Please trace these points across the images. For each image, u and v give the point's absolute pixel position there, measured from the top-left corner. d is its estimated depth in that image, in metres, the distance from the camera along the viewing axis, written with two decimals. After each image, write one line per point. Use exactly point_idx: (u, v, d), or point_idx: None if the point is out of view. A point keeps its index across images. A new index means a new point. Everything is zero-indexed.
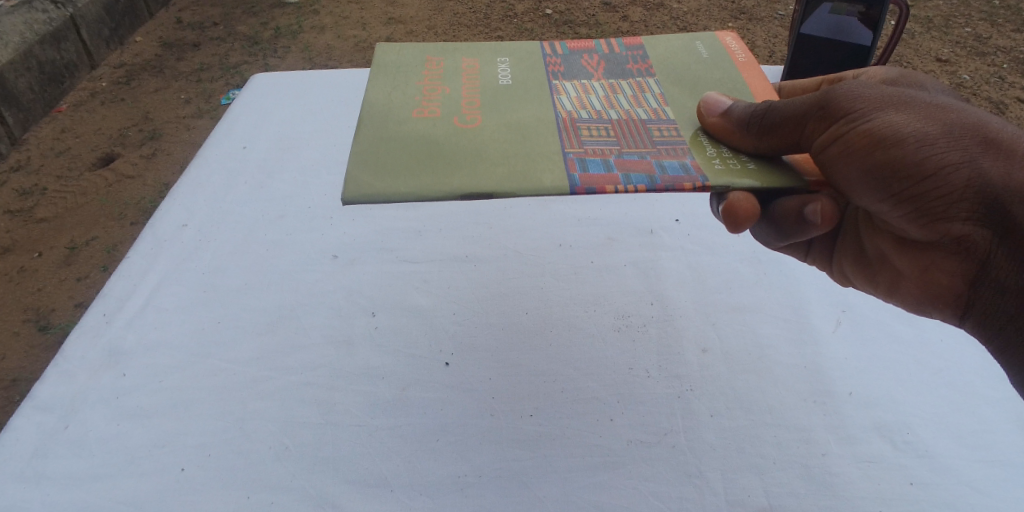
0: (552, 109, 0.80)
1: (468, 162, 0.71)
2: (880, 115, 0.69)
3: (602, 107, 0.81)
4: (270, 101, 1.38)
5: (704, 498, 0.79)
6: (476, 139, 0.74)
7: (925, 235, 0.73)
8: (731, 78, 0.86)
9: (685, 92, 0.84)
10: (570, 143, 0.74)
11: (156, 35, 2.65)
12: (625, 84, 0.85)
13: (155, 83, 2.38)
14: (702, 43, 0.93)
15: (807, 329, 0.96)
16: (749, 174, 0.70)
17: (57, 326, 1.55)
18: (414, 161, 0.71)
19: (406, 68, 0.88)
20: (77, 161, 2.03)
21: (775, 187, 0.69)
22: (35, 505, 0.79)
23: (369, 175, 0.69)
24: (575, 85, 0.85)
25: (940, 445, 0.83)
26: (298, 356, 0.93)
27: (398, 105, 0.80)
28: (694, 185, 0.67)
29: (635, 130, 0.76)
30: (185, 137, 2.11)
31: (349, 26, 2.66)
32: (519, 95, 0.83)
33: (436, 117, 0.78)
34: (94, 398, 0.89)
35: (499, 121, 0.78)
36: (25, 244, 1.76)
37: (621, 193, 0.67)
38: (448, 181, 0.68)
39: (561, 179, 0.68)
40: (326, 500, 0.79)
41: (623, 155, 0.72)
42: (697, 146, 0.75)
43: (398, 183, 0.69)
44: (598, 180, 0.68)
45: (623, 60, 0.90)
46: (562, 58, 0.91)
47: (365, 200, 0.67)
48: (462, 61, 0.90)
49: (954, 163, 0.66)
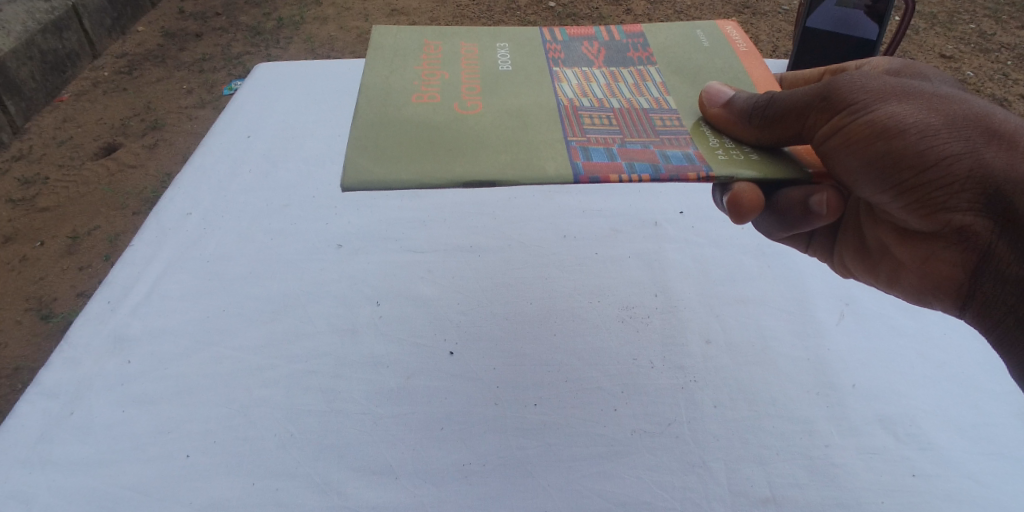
0: (553, 97, 0.80)
1: (469, 150, 0.71)
2: (882, 106, 0.69)
3: (603, 95, 0.81)
4: (274, 90, 1.38)
5: (707, 488, 0.79)
6: (478, 126, 0.74)
7: (927, 225, 0.73)
8: (732, 68, 0.86)
9: (685, 82, 0.84)
10: (572, 131, 0.74)
11: (158, 24, 2.65)
12: (626, 73, 0.85)
13: (156, 73, 2.38)
14: (703, 32, 0.92)
15: (810, 322, 0.96)
16: (752, 165, 0.70)
17: (59, 315, 1.56)
18: (416, 148, 0.71)
19: (405, 52, 0.88)
20: (80, 151, 2.03)
21: (777, 177, 0.69)
22: (40, 490, 0.79)
23: (370, 161, 0.69)
24: (575, 72, 0.85)
25: (942, 437, 0.84)
26: (303, 344, 0.93)
27: (397, 90, 0.80)
28: (698, 175, 0.67)
29: (637, 119, 0.76)
30: (187, 128, 2.11)
31: (352, 17, 2.66)
32: (520, 81, 0.83)
33: (436, 103, 0.78)
34: (99, 385, 0.89)
35: (499, 108, 0.77)
36: (27, 232, 1.76)
37: (626, 182, 0.67)
38: (450, 169, 0.68)
39: (564, 167, 0.68)
40: (331, 487, 0.79)
41: (626, 144, 0.72)
42: (698, 136, 0.75)
43: (399, 170, 0.68)
44: (602, 169, 0.68)
45: (624, 47, 0.90)
46: (562, 45, 0.90)
47: (365, 186, 0.67)
48: (460, 46, 0.90)
49: (955, 153, 0.66)
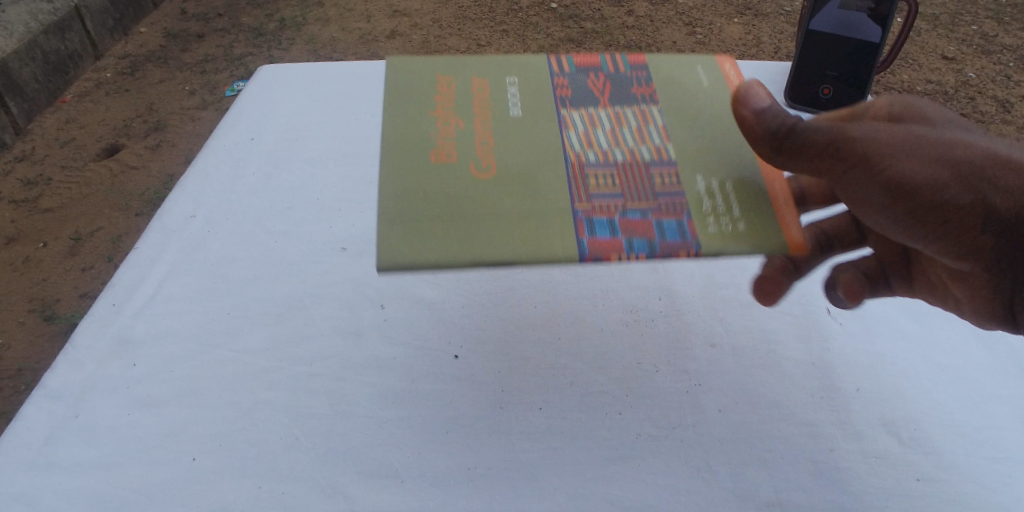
0: (560, 151, 0.84)
1: (484, 222, 0.76)
2: (893, 159, 0.74)
3: (607, 141, 0.85)
4: (274, 94, 1.38)
5: (713, 492, 0.79)
6: (494, 193, 0.79)
7: (933, 248, 0.80)
8: (726, 108, 0.91)
9: (685, 124, 0.88)
10: (579, 196, 0.78)
11: (160, 26, 3.02)
12: (628, 115, 0.89)
13: (158, 74, 2.70)
14: (701, 69, 0.97)
15: (813, 325, 0.97)
16: (742, 237, 0.74)
17: (62, 316, 1.73)
18: (438, 219, 0.76)
19: (421, 95, 0.93)
20: (82, 151, 2.30)
21: (769, 250, 0.73)
22: (46, 493, 0.79)
23: (398, 239, 0.73)
24: (582, 115, 0.89)
25: (946, 441, 0.84)
26: (307, 347, 0.93)
27: (417, 144, 0.85)
28: (688, 252, 0.72)
29: (638, 178, 0.80)
30: (189, 130, 2.37)
31: (357, 21, 2.99)
32: (532, 127, 0.87)
33: (453, 165, 0.82)
34: (104, 387, 0.89)
35: (512, 168, 0.82)
36: (31, 234, 1.98)
37: (626, 260, 0.71)
38: (468, 245, 0.73)
39: (570, 245, 0.73)
40: (336, 491, 0.79)
41: (627, 212, 0.76)
42: (692, 195, 0.78)
43: (425, 246, 0.73)
44: (604, 247, 0.72)
45: (627, 82, 0.94)
46: (569, 78, 0.95)
47: (396, 266, 0.71)
48: (472, 84, 0.94)
49: (953, 198, 0.73)
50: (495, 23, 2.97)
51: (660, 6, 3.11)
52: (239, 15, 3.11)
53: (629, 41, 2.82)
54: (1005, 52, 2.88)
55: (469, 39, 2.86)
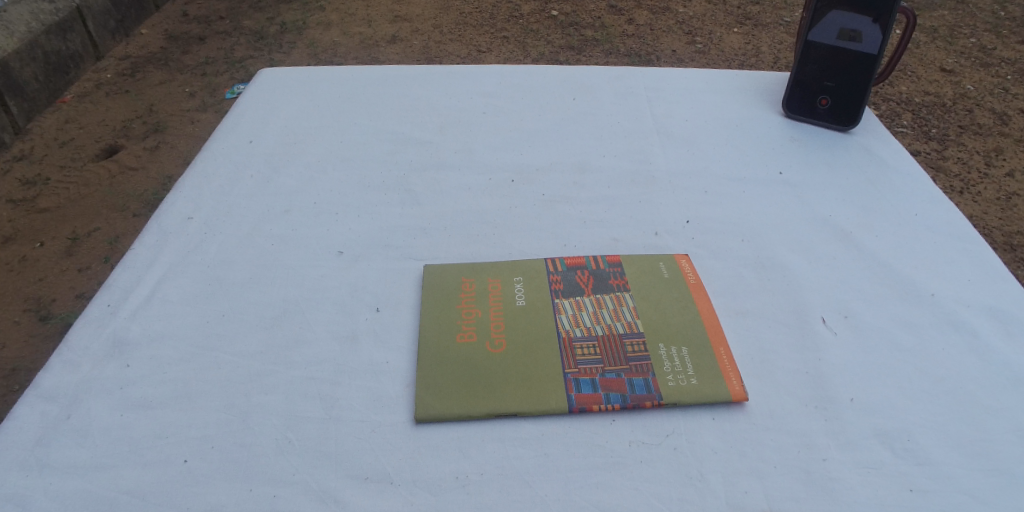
0: (553, 326, 0.96)
1: (492, 393, 0.87)
2: None
3: (590, 322, 0.97)
4: (280, 100, 1.43)
5: (705, 501, 0.78)
6: (497, 396, 0.87)
7: None
8: (687, 305, 1.00)
9: (653, 327, 0.96)
10: (568, 363, 0.91)
11: (162, 28, 3.11)
12: (607, 312, 0.98)
13: (158, 76, 2.73)
14: (664, 264, 1.07)
15: (807, 335, 0.97)
16: (696, 387, 0.88)
17: (56, 316, 1.73)
18: (454, 397, 0.87)
19: (426, 295, 1.01)
20: (82, 152, 2.30)
21: (716, 396, 0.87)
22: (36, 493, 0.78)
23: (430, 395, 0.87)
24: (569, 316, 0.97)
25: (939, 452, 0.83)
26: (303, 351, 0.93)
27: (426, 351, 0.93)
28: (653, 403, 0.86)
29: (613, 348, 0.93)
30: (188, 131, 2.38)
31: (355, 24, 3.04)
32: (529, 329, 0.95)
33: (460, 371, 0.90)
34: (98, 388, 0.89)
35: (515, 375, 0.89)
36: (28, 233, 1.98)
37: (605, 410, 0.86)
38: (480, 405, 0.86)
39: (560, 398, 0.87)
40: (327, 495, 0.78)
41: (606, 373, 0.90)
42: (652, 343, 0.94)
43: (447, 409, 0.86)
44: (588, 399, 0.87)
45: (606, 275, 1.04)
46: (562, 276, 1.04)
47: (429, 418, 0.85)
48: (468, 283, 1.03)
49: None
50: (496, 31, 2.99)
51: (659, 16, 3.14)
52: (241, 21, 3.13)
53: (630, 50, 2.83)
54: (1002, 65, 2.90)
55: (469, 45, 2.88)
